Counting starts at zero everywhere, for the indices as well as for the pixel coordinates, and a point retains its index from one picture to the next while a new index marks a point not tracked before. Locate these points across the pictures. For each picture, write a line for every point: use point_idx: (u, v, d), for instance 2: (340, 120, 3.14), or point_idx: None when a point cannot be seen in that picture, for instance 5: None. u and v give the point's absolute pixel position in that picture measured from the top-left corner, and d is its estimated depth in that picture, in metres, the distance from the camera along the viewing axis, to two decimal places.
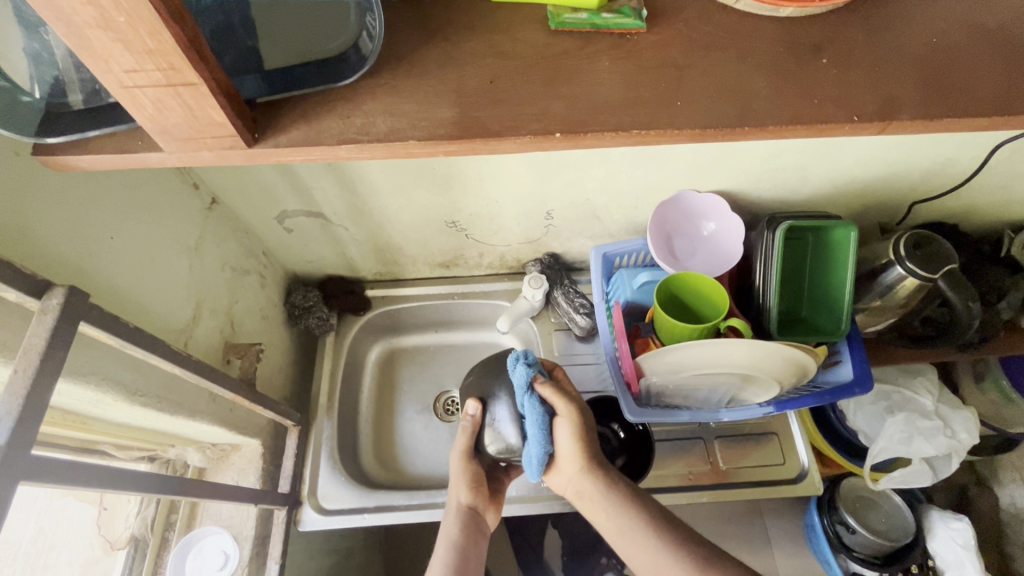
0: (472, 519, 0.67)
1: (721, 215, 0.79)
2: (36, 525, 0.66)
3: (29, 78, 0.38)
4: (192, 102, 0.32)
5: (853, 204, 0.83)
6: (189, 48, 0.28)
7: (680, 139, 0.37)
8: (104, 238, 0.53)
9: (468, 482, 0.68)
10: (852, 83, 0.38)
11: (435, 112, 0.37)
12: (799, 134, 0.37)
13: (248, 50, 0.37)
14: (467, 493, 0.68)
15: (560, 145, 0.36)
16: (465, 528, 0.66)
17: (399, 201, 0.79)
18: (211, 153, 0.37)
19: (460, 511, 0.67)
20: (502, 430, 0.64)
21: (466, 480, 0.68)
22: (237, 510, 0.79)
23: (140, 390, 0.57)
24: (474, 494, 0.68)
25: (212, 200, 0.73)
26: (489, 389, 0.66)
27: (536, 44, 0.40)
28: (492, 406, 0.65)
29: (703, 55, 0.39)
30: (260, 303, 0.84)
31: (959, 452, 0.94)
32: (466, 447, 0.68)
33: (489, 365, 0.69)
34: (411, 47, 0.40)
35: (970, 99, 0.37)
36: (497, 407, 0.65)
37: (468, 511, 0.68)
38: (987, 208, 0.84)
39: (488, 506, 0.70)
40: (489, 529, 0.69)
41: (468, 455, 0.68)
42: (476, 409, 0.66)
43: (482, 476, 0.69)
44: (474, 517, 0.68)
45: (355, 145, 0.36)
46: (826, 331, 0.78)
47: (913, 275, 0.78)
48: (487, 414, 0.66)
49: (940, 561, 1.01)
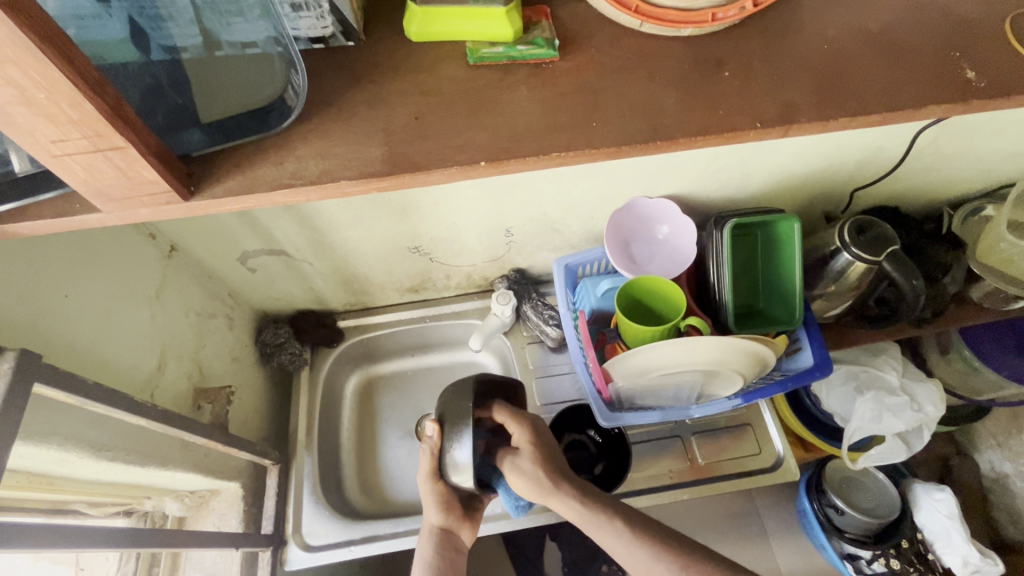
0: (444, 539, 0.68)
1: (672, 217, 0.81)
2: None
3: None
4: (122, 164, 0.33)
5: (797, 196, 0.86)
6: (111, 114, 0.30)
7: (599, 157, 0.39)
8: (58, 296, 0.53)
9: (438, 503, 0.69)
10: (754, 92, 0.41)
11: (365, 151, 0.39)
12: (709, 144, 0.40)
13: (179, 109, 0.38)
14: (438, 514, 0.69)
15: (486, 172, 0.38)
16: (439, 548, 0.67)
17: (359, 232, 0.81)
18: (150, 210, 0.38)
19: (432, 532, 0.68)
20: (456, 460, 0.63)
21: (435, 502, 0.69)
22: (220, 557, 0.78)
23: (105, 445, 0.57)
24: (445, 515, 0.69)
25: (171, 247, 0.73)
26: (449, 417, 0.65)
27: (458, 79, 0.42)
28: (450, 437, 0.64)
29: (616, 77, 0.42)
30: (229, 345, 0.84)
31: (928, 424, 0.97)
32: (431, 469, 0.68)
33: (456, 394, 0.67)
34: (339, 90, 0.42)
35: (861, 99, 0.41)
36: (455, 438, 0.64)
37: (441, 532, 0.69)
38: (925, 188, 0.88)
39: (463, 524, 0.70)
40: (465, 546, 0.70)
41: (434, 477, 0.68)
42: (435, 432, 0.66)
43: (451, 497, 0.69)
44: (447, 537, 0.69)
45: (290, 190, 0.38)
46: (781, 320, 0.81)
47: (860, 259, 0.81)
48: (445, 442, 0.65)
49: (928, 533, 1.04)
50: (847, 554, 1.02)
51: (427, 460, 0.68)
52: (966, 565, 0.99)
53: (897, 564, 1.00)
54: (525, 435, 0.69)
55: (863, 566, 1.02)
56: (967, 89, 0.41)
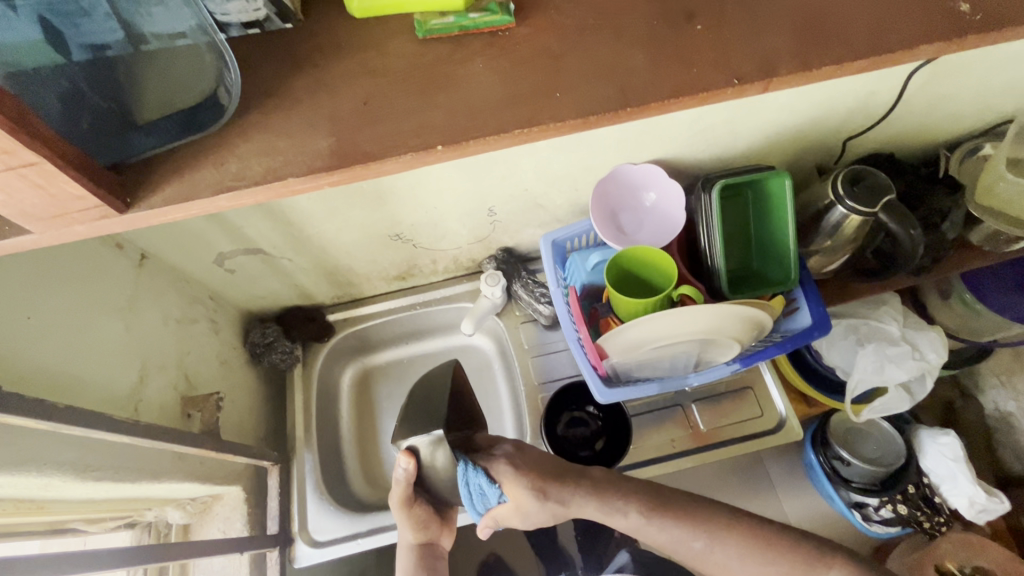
0: (426, 551, 0.75)
1: (659, 183, 0.78)
2: None
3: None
4: (41, 180, 0.30)
5: (788, 150, 0.83)
6: (19, 129, 0.27)
7: (566, 130, 0.37)
8: (20, 319, 0.51)
9: (414, 523, 0.73)
10: (729, 44, 0.39)
11: (312, 144, 0.36)
12: (683, 105, 0.37)
13: (107, 112, 0.36)
14: (413, 534, 0.73)
15: (444, 156, 0.36)
16: (420, 560, 0.73)
17: (336, 224, 0.78)
18: (85, 227, 0.35)
19: (412, 548, 0.74)
20: (438, 458, 0.67)
21: (410, 524, 0.72)
22: (228, 561, 0.78)
23: (91, 465, 0.56)
24: (423, 532, 0.74)
25: (142, 255, 0.71)
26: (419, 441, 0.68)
27: (407, 57, 0.39)
28: (422, 444, 0.68)
29: (576, 41, 0.39)
30: (215, 349, 0.82)
31: (931, 372, 0.96)
32: (403, 498, 0.71)
33: (430, 400, 0.71)
34: (280, 79, 0.39)
35: (843, 45, 0.38)
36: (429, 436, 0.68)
37: (420, 546, 0.74)
38: (920, 131, 0.84)
39: (441, 533, 0.76)
40: (444, 552, 0.77)
41: (408, 505, 0.71)
42: (411, 463, 0.68)
43: (430, 515, 0.74)
44: (427, 549, 0.75)
45: (235, 193, 0.35)
46: (777, 282, 0.79)
47: (854, 212, 0.78)
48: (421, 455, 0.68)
49: (934, 477, 1.03)
50: (856, 503, 1.01)
51: (400, 488, 0.70)
52: (972, 506, 1.00)
53: (905, 510, 0.99)
54: (515, 478, 0.68)
55: (871, 513, 1.01)
56: (958, 25, 0.38)
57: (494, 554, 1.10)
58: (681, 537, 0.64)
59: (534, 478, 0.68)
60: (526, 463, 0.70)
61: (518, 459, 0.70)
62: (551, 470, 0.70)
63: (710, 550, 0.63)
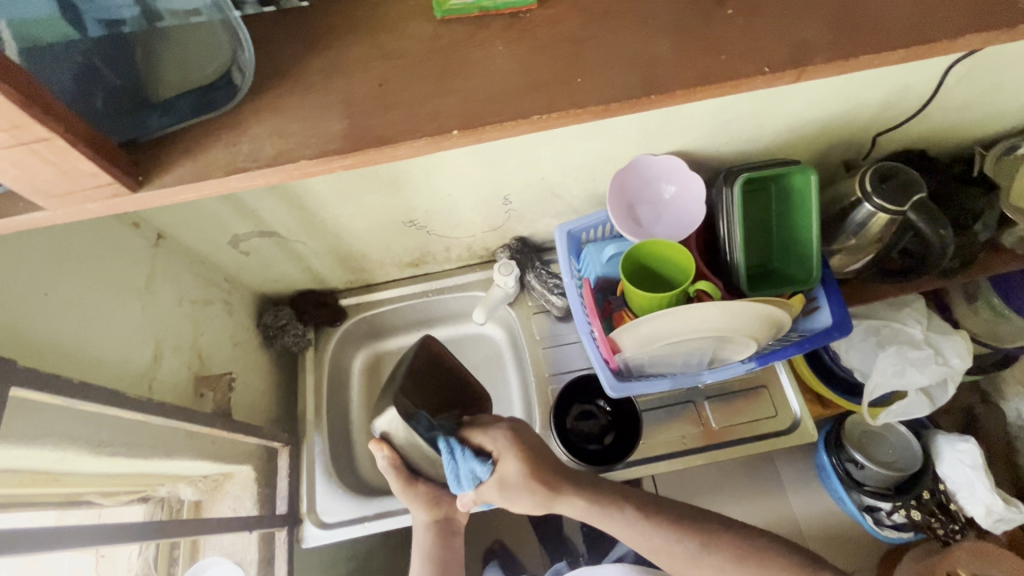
0: (444, 527, 0.74)
1: (679, 175, 0.76)
2: None
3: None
4: (53, 157, 0.30)
5: (815, 145, 0.80)
6: (30, 103, 0.27)
7: (586, 118, 0.35)
8: (37, 295, 0.52)
9: (425, 500, 0.72)
10: (759, 31, 0.37)
11: (325, 126, 0.35)
12: (710, 94, 0.36)
13: (120, 89, 0.36)
14: (427, 511, 0.73)
15: (460, 142, 0.35)
16: (439, 535, 0.73)
17: (350, 208, 0.78)
18: (97, 205, 0.35)
19: (427, 527, 0.73)
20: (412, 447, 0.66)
21: (421, 502, 0.72)
22: (238, 538, 0.80)
23: (104, 441, 0.57)
24: (434, 509, 0.73)
25: (158, 235, 0.71)
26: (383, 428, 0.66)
27: (424, 38, 0.38)
28: (392, 435, 0.65)
29: (599, 25, 0.37)
30: (228, 330, 0.83)
31: (954, 378, 0.93)
32: (400, 479, 0.69)
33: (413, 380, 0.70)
34: (294, 60, 0.38)
35: (882, 34, 0.36)
36: (393, 432, 0.65)
37: (436, 523, 0.74)
38: (956, 127, 0.80)
39: (456, 509, 0.75)
40: (461, 525, 0.76)
41: (409, 484, 0.70)
42: (383, 451, 0.67)
43: (436, 489, 0.73)
44: (443, 525, 0.74)
45: (246, 174, 0.35)
46: (798, 280, 0.76)
47: (882, 210, 0.75)
48: (397, 443, 0.66)
49: (950, 483, 1.00)
50: (867, 506, 1.00)
51: (392, 474, 0.69)
52: (989, 514, 0.97)
53: (918, 515, 0.97)
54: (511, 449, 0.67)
55: (883, 517, 0.99)
56: (1010, 13, 0.36)
57: (499, 541, 1.11)
58: (674, 543, 0.64)
59: (529, 455, 0.67)
60: (525, 439, 0.69)
61: (519, 432, 0.69)
62: (547, 459, 0.69)
63: (705, 552, 0.63)
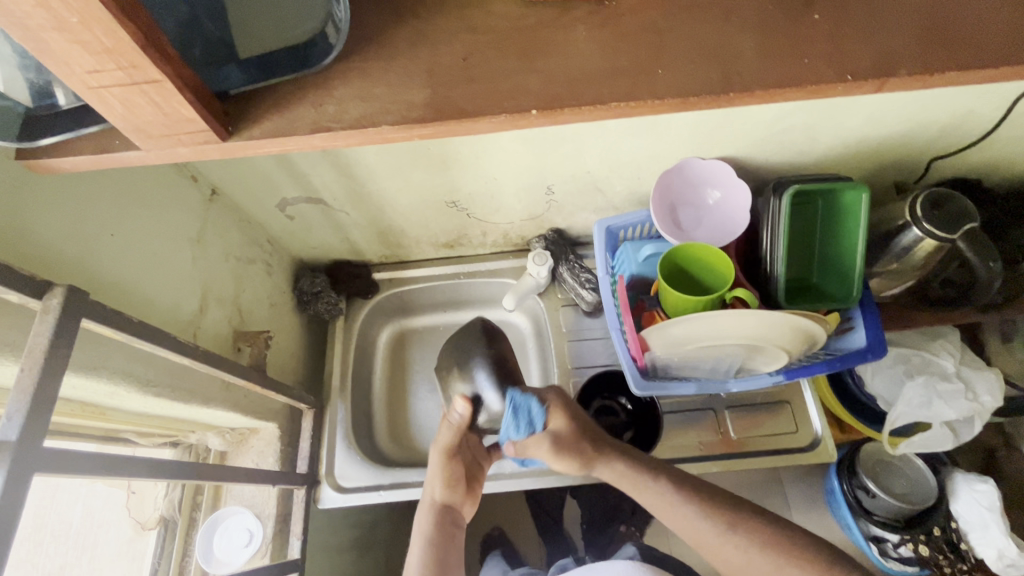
0: (445, 514, 0.72)
1: (725, 181, 0.76)
2: (83, 507, 0.69)
3: (27, 97, 0.40)
4: (158, 99, 0.33)
5: (867, 164, 0.79)
6: (147, 44, 0.30)
7: (662, 109, 0.36)
8: (105, 235, 0.54)
9: (444, 479, 0.73)
10: (845, 39, 0.37)
11: (408, 95, 0.37)
12: (791, 97, 0.36)
13: (216, 41, 0.37)
14: (442, 490, 0.73)
15: (536, 122, 0.36)
16: (439, 521, 0.71)
17: (398, 183, 0.79)
18: (188, 148, 0.38)
19: (433, 506, 0.72)
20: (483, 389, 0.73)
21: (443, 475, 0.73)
22: (258, 491, 0.82)
23: (152, 381, 0.59)
24: (450, 491, 0.73)
25: (213, 190, 0.73)
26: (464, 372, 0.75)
27: (510, 17, 0.39)
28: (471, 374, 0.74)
29: (685, 18, 0.38)
30: (267, 290, 0.85)
31: (982, 415, 0.91)
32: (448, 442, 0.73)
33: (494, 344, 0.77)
34: (382, 28, 0.39)
35: (975, 51, 0.36)
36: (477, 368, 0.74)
37: (441, 507, 0.72)
38: (1017, 160, 0.79)
39: (464, 501, 0.74)
40: (463, 524, 0.73)
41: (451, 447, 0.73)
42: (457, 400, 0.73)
43: (461, 475, 0.74)
44: (448, 513, 0.72)
45: (329, 133, 0.37)
46: (835, 298, 0.76)
47: (930, 236, 0.74)
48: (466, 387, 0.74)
49: (963, 522, 0.97)
50: (874, 536, 0.99)
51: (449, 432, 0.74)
52: (1001, 558, 0.94)
53: (926, 550, 0.97)
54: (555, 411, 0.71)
55: (889, 548, 0.99)
56: None
57: (499, 527, 1.13)
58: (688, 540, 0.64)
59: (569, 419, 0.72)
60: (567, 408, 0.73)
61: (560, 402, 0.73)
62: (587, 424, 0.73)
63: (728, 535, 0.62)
